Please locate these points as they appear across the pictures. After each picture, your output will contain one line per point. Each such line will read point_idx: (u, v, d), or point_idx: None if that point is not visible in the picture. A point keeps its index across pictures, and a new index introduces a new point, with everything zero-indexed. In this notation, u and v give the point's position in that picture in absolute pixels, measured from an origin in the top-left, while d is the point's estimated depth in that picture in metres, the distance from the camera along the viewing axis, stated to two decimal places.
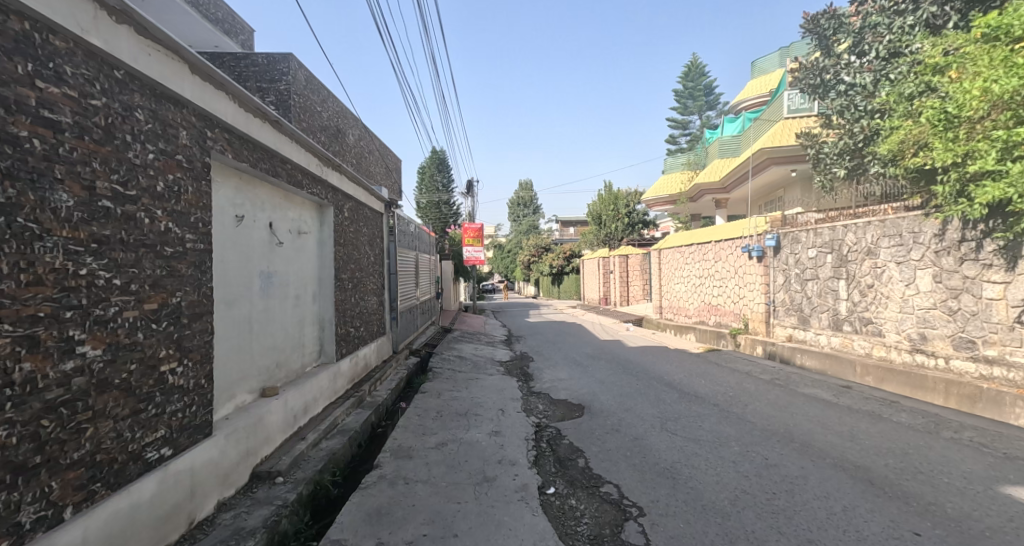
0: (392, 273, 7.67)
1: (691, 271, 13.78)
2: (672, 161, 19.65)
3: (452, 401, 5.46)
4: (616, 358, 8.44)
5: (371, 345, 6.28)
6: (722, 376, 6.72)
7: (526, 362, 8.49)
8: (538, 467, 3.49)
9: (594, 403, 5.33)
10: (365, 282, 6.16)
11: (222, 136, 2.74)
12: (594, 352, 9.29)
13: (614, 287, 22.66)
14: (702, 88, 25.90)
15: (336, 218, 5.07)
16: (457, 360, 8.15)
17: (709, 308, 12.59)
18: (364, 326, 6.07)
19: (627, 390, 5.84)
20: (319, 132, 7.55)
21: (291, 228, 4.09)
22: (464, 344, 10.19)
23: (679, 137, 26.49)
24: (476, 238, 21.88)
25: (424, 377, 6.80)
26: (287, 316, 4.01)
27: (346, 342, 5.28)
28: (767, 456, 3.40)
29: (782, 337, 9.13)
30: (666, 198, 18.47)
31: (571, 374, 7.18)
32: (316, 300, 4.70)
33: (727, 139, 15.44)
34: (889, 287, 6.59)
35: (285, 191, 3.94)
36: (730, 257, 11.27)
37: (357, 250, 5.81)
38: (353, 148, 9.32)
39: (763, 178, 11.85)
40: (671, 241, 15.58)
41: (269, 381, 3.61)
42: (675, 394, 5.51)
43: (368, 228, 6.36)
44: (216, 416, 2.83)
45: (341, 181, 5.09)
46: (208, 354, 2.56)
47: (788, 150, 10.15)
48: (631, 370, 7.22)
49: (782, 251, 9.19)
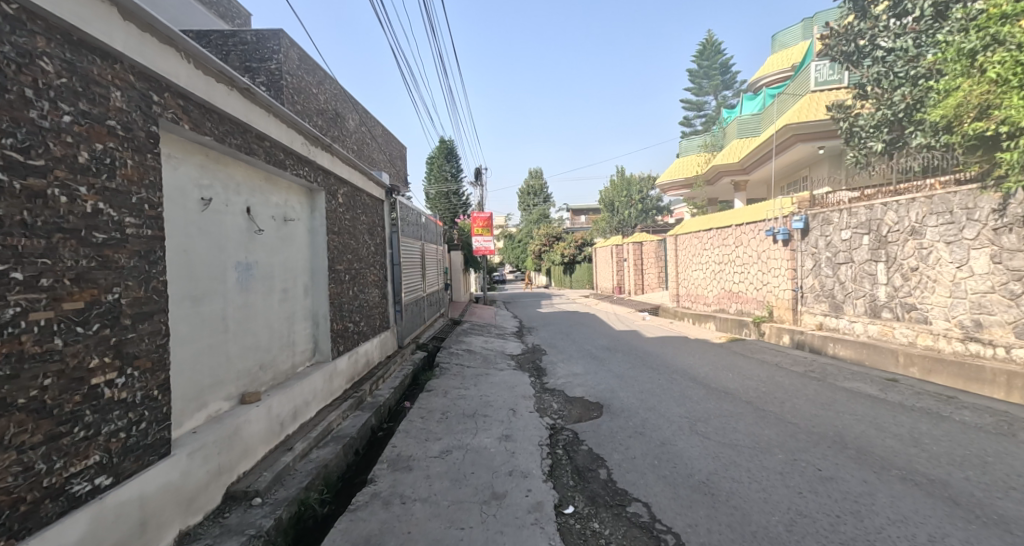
0: (395, 264, 7.28)
1: (709, 257, 13.19)
2: (687, 143, 18.92)
3: (459, 401, 5.07)
4: (634, 350, 7.98)
5: (373, 340, 5.91)
6: (750, 368, 6.24)
7: (539, 356, 8.08)
8: (554, 480, 3.07)
9: (614, 401, 4.88)
10: (364, 273, 5.77)
11: (175, 103, 2.32)
12: (610, 344, 8.83)
13: (627, 275, 22.10)
14: (718, 67, 24.83)
15: (329, 204, 4.65)
16: (466, 354, 7.78)
17: (730, 296, 12.02)
18: (365, 321, 5.70)
19: (649, 386, 5.39)
20: (316, 116, 7.14)
21: (275, 215, 3.70)
22: (474, 337, 9.83)
23: (694, 119, 25.54)
24: (485, 227, 21.41)
25: (431, 373, 6.43)
26: (272, 312, 3.64)
27: (344, 338, 4.90)
28: (818, 466, 2.94)
29: (811, 325, 8.56)
30: (682, 183, 17.73)
31: (586, 368, 6.74)
32: (308, 293, 4.32)
33: (747, 117, 14.64)
34: (936, 270, 5.99)
35: (266, 172, 3.54)
36: (752, 242, 10.67)
37: (354, 239, 5.41)
38: (354, 134, 8.92)
39: (787, 157, 11.17)
40: (687, 226, 14.98)
41: (251, 385, 3.25)
42: (702, 391, 5.04)
43: (367, 215, 5.96)
44: (181, 430, 2.46)
45: (333, 164, 4.68)
46: (162, 361, 2.17)
47: (817, 125, 9.43)
48: (651, 363, 6.75)
49: (811, 233, 8.58)
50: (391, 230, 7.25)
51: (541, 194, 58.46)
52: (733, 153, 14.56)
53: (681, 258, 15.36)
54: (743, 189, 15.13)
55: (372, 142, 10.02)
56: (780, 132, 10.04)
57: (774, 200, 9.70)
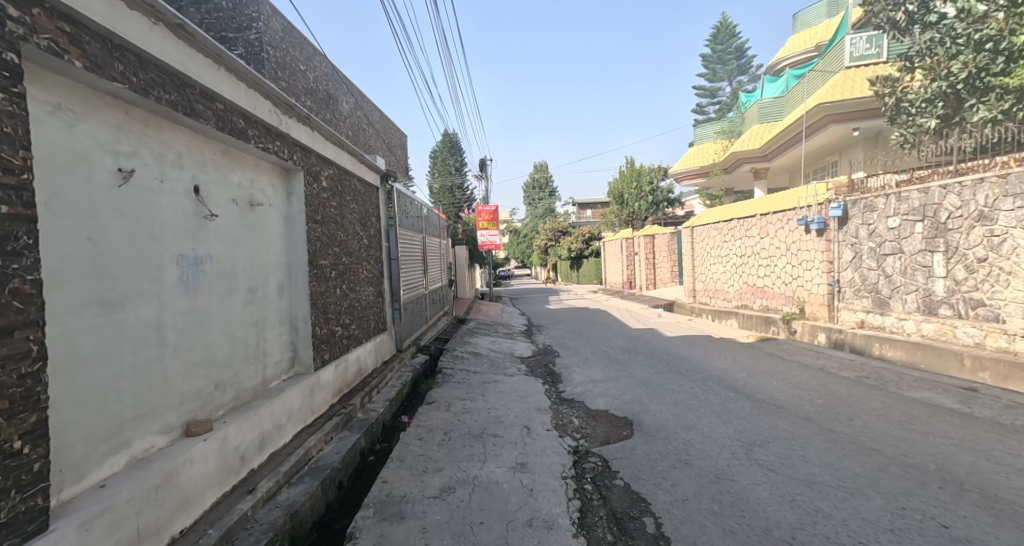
0: (393, 260, 6.60)
1: (729, 250, 12.43)
2: (702, 131, 18.08)
3: (465, 416, 4.39)
4: (657, 352, 7.27)
5: (366, 345, 5.25)
6: (794, 374, 5.53)
7: (552, 358, 7.40)
8: (587, 534, 2.38)
9: (645, 416, 4.20)
10: (356, 269, 5.10)
11: (55, 26, 1.62)
12: (629, 344, 8.15)
13: (639, 270, 21.35)
14: (732, 51, 23.84)
15: (310, 188, 3.96)
16: (472, 358, 7.11)
17: (753, 291, 11.29)
18: (356, 324, 5.02)
19: (683, 397, 4.69)
20: (303, 95, 6.43)
21: (236, 198, 3.02)
22: (480, 336, 9.17)
23: (706, 107, 24.59)
24: (491, 221, 20.71)
25: (433, 381, 5.77)
26: (233, 317, 2.96)
27: (330, 345, 4.22)
28: (938, 518, 2.22)
29: (850, 323, 7.83)
30: (697, 172, 16.91)
31: (607, 374, 6.05)
32: (283, 293, 3.65)
33: (769, 101, 13.82)
34: (1012, 261, 5.22)
35: (222, 144, 2.84)
36: (779, 233, 9.92)
37: (343, 230, 4.73)
38: (348, 119, 8.23)
39: (816, 140, 10.39)
40: (703, 217, 14.25)
41: (203, 409, 2.57)
42: (747, 404, 4.34)
43: (359, 204, 5.28)
44: (81, 485, 1.77)
45: (314, 141, 4.00)
46: (28, 397, 1.48)
47: (854, 102, 8.65)
48: (679, 368, 6.06)
49: (851, 221, 7.79)
50: (388, 221, 6.57)
51: (547, 188, 57.59)
52: (754, 139, 13.76)
53: (698, 250, 14.59)
54: (764, 177, 14.32)
55: (368, 128, 9.33)
56: (812, 112, 9.26)
57: (805, 186, 8.91)
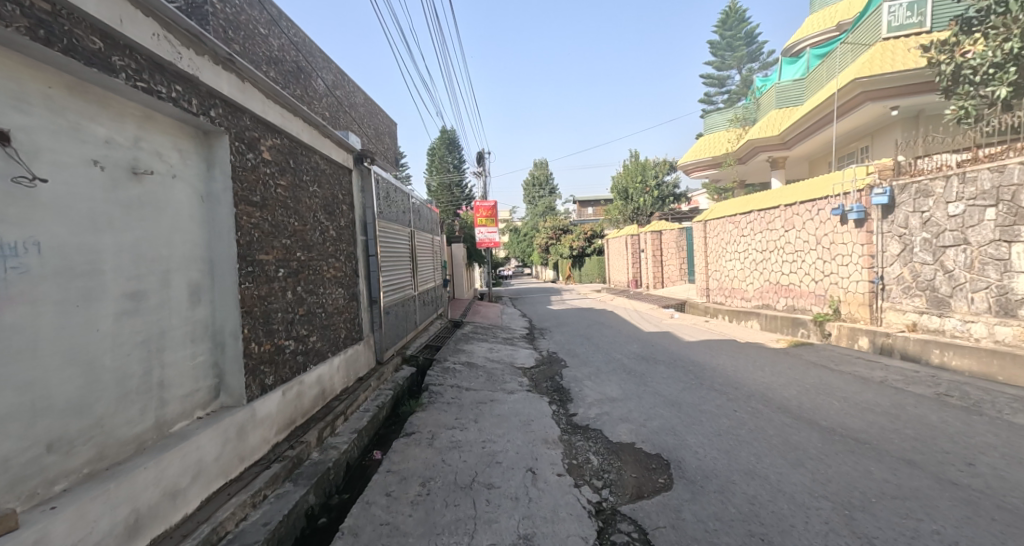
0: (372, 256, 5.65)
1: (748, 244, 11.51)
2: (712, 120, 17.13)
3: (451, 455, 3.42)
4: (679, 362, 6.32)
5: (331, 361, 4.29)
6: (854, 389, 4.58)
7: (559, 369, 6.47)
8: None
9: (686, 455, 3.24)
10: (318, 268, 4.12)
11: None
12: (645, 351, 7.20)
13: (645, 268, 20.45)
14: (742, 36, 22.84)
15: (243, 160, 2.99)
16: (467, 370, 6.17)
17: (777, 289, 10.38)
18: (317, 335, 4.05)
19: (728, 425, 3.74)
20: (264, 64, 5.43)
21: (99, 159, 2.01)
22: (476, 343, 8.24)
23: (715, 96, 23.55)
24: (490, 217, 19.76)
25: (416, 401, 4.81)
26: (98, 340, 1.96)
27: (274, 366, 3.25)
28: None
29: (898, 325, 6.90)
30: (709, 163, 16.00)
31: (625, 391, 5.10)
32: (198, 300, 2.66)
33: (787, 84, 12.92)
34: None
35: (66, 73, 1.84)
36: (809, 225, 9.02)
37: (298, 219, 3.76)
38: (325, 98, 7.27)
39: (847, 123, 9.47)
40: (717, 210, 13.34)
41: (12, 492, 1.56)
42: (815, 435, 3.37)
43: (321, 188, 4.30)
44: None
45: (247, 97, 2.99)
46: None
47: (893, 77, 7.74)
48: (712, 382, 5.11)
49: (899, 209, 6.83)
50: (366, 211, 5.61)
51: (547, 185, 56.62)
52: (772, 126, 12.83)
53: (712, 246, 13.65)
54: (782, 166, 13.44)
55: (349, 112, 8.36)
56: (843, 90, 8.38)
57: (840, 171, 7.96)
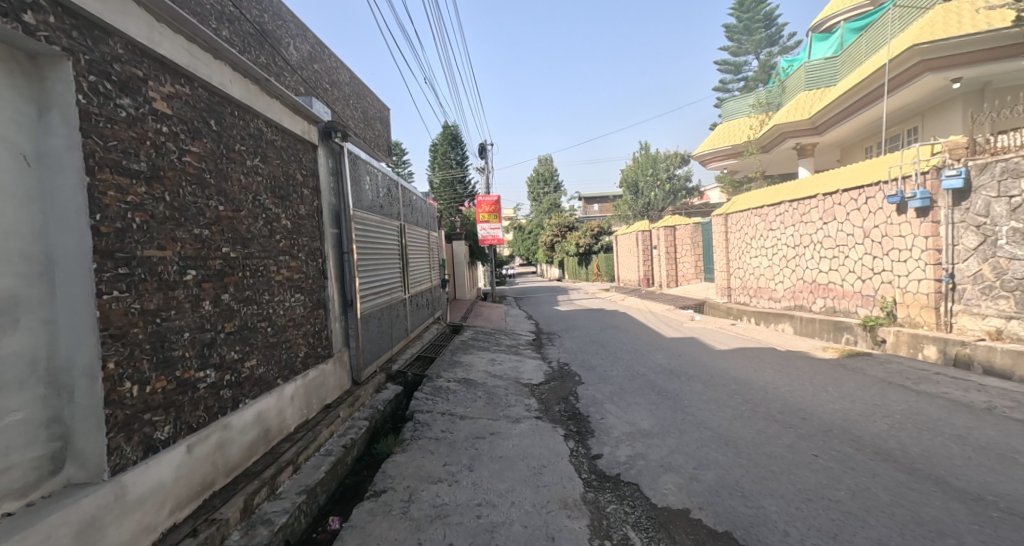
0: (347, 254, 4.68)
1: (778, 239, 10.47)
2: (733, 106, 16.08)
3: (434, 533, 2.42)
4: (717, 379, 5.29)
5: (282, 391, 3.29)
6: (963, 420, 3.54)
7: (573, 389, 5.47)
8: None
9: (776, 540, 2.21)
10: (258, 269, 3.12)
11: None
12: (673, 365, 6.19)
13: (658, 265, 19.45)
14: (762, 17, 21.59)
15: (111, 104, 1.95)
16: (464, 389, 5.17)
17: (812, 289, 9.33)
18: (257, 358, 3.05)
19: (816, 483, 2.71)
20: (215, 17, 4.42)
21: None
22: (477, 352, 7.25)
23: (732, 83, 22.39)
24: (493, 213, 18.77)
25: (395, 437, 3.81)
26: None
27: (173, 411, 2.23)
28: None
29: (974, 332, 5.87)
30: (728, 152, 14.92)
31: (659, 420, 4.09)
32: (11, 326, 1.61)
33: (818, 62, 11.88)
34: None
35: None
36: (854, 216, 7.98)
37: (222, 202, 2.76)
38: (300, 71, 6.29)
39: (896, 101, 8.41)
40: (740, 202, 12.31)
41: None
42: (956, 507, 2.34)
43: (264, 164, 3.29)
44: None
45: (114, 8, 1.95)
46: None
47: (960, 41, 6.67)
48: (768, 409, 4.09)
49: (977, 194, 5.78)
50: (342, 199, 4.64)
51: (552, 181, 55.59)
52: (801, 109, 11.79)
53: (735, 242, 12.63)
54: (811, 154, 12.40)
55: (329, 92, 7.38)
56: (897, 60, 7.31)
57: (897, 153, 6.89)
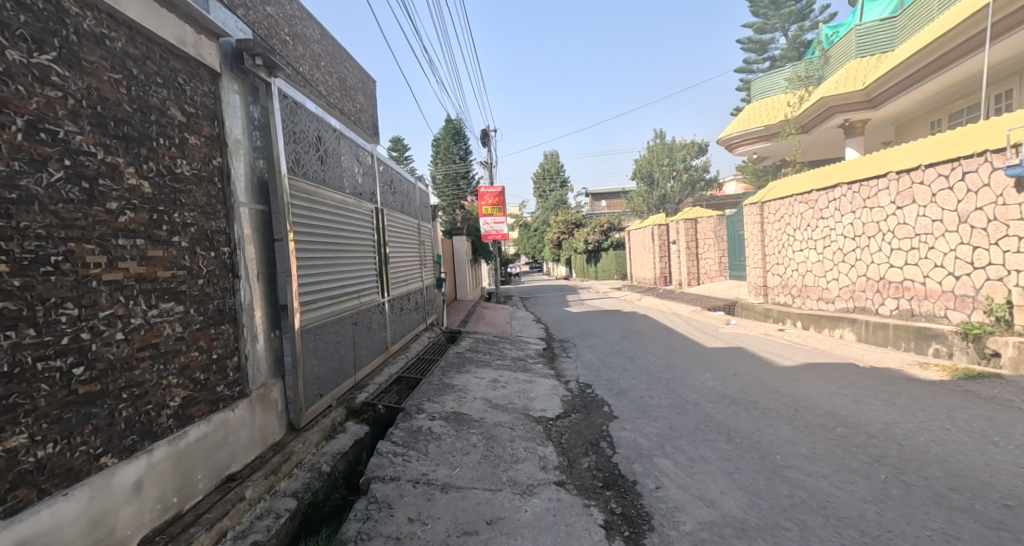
0: (280, 242, 3.28)
1: (832, 229, 8.96)
2: (763, 83, 14.61)
3: None
4: (805, 416, 3.77)
5: (108, 480, 1.82)
6: None
7: (605, 430, 4.00)
8: None
9: None
10: (39, 261, 1.61)
11: None
12: (732, 391, 4.72)
13: (677, 262, 17.97)
14: None
15: None
16: (453, 433, 3.71)
17: (880, 288, 7.82)
18: (36, 433, 1.57)
19: None
20: None
21: None
22: (475, 371, 5.79)
23: (758, 63, 20.72)
24: (497, 205, 17.34)
25: (330, 537, 2.34)
26: None
27: None
28: None
29: None
30: (760, 133, 13.38)
31: (751, 500, 2.59)
32: None
33: (872, 25, 10.59)
34: None
35: None
36: (944, 196, 6.45)
37: None
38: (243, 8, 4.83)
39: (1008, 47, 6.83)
40: (782, 188, 10.82)
41: None
42: None
43: (72, 68, 1.78)
44: None
45: None
46: None
47: None
48: (925, 482, 2.58)
49: None
50: (275, 163, 3.21)
51: (558, 176, 54.01)
52: (853, 79, 10.39)
53: (773, 235, 11.16)
54: (860, 132, 11.10)
55: (291, 48, 5.95)
56: None
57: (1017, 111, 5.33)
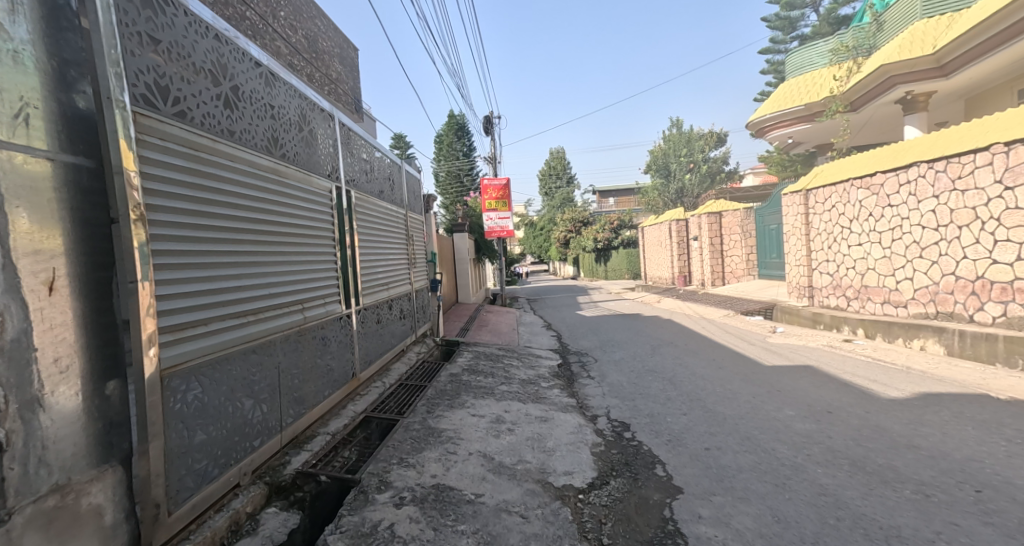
0: (116, 225, 1.86)
1: (907, 219, 7.43)
2: (801, 57, 13.08)
3: None
4: (1005, 508, 2.32)
5: None
6: None
7: (669, 519, 2.57)
8: None
9: None
10: None
11: None
12: (841, 444, 3.25)
13: (698, 260, 16.45)
14: None
15: None
16: (429, 539, 2.28)
17: (977, 289, 6.31)
18: None
19: None
20: None
21: None
22: (472, 406, 4.38)
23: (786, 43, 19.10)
24: (500, 199, 15.94)
25: None
26: None
27: None
28: None
29: None
30: (799, 114, 11.89)
31: None
32: None
33: None
34: None
35: None
36: None
37: None
38: None
39: None
40: (833, 172, 9.30)
41: None
42: None
43: None
44: None
45: None
46: None
47: None
48: None
49: None
50: (99, 80, 1.77)
51: (565, 174, 52.57)
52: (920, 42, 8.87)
53: (821, 228, 9.64)
54: (923, 107, 9.60)
55: None
56: None
57: None
